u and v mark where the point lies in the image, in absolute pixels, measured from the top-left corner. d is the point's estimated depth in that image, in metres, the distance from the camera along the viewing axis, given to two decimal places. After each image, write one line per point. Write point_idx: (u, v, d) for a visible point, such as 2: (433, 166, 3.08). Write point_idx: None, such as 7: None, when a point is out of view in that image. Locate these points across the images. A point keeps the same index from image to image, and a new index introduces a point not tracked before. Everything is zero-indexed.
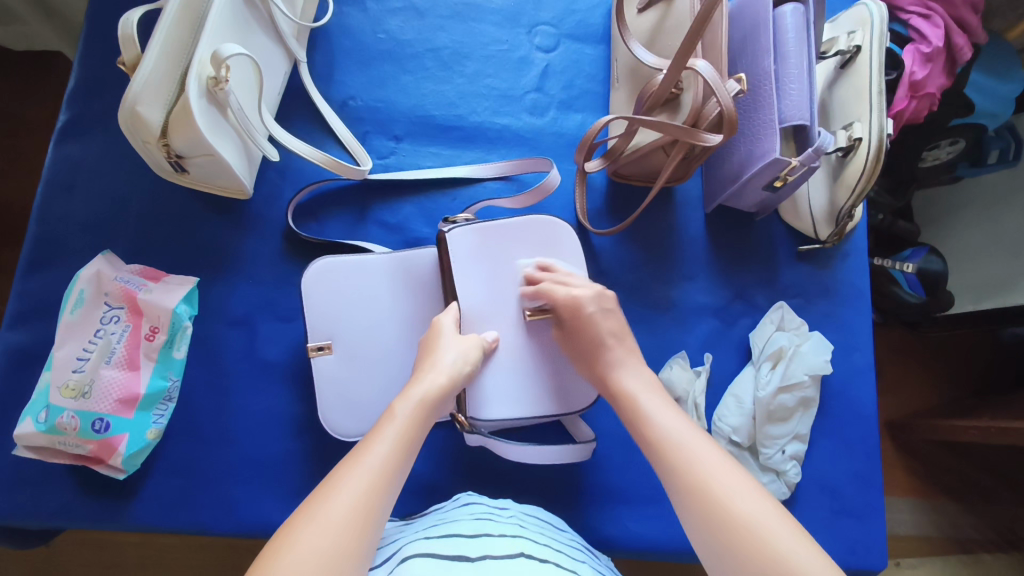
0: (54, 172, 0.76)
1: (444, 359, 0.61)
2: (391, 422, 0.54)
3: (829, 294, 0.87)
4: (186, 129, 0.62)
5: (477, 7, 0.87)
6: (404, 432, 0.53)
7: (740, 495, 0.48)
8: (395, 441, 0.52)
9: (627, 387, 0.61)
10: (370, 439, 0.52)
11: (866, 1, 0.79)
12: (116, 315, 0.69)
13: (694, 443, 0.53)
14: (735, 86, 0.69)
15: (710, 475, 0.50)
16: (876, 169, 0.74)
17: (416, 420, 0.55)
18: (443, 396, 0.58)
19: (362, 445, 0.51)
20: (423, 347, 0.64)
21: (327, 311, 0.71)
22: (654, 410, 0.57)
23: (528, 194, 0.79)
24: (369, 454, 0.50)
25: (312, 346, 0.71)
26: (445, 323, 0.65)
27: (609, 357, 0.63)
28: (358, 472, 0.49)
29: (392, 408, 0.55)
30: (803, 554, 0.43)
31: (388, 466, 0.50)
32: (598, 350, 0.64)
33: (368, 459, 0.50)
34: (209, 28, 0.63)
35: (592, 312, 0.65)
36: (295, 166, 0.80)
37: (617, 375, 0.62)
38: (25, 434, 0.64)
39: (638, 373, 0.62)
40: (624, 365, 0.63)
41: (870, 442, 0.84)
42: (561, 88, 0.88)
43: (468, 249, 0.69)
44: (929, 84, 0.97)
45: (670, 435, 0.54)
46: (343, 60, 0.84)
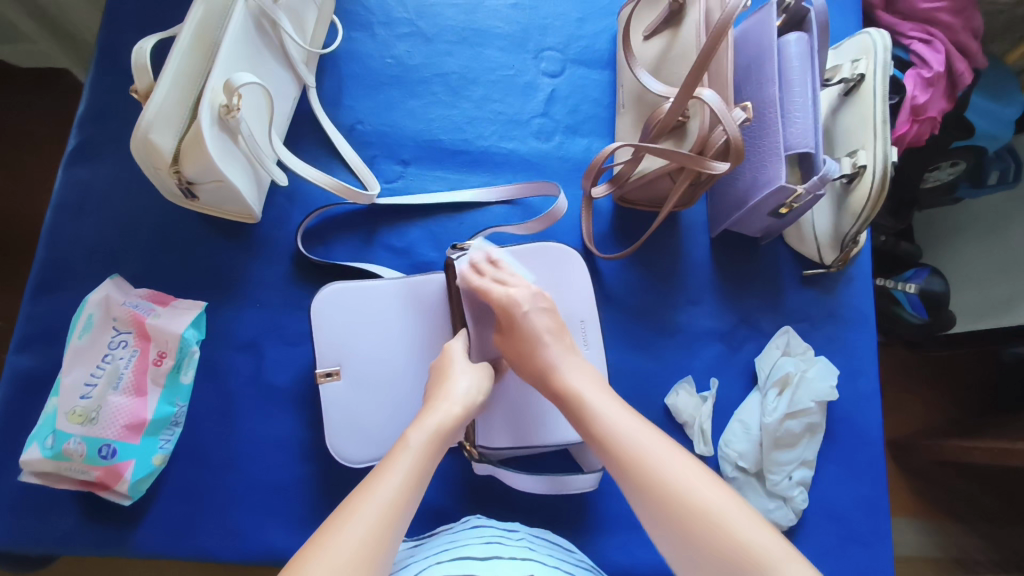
0: (64, 196, 0.76)
1: (458, 387, 0.61)
2: (405, 451, 0.54)
3: (834, 319, 0.88)
4: (198, 157, 0.63)
5: (484, 33, 0.88)
6: (419, 462, 0.53)
7: (685, 476, 0.50)
8: (407, 471, 0.52)
9: (572, 386, 0.60)
10: (383, 469, 0.52)
11: (868, 30, 0.80)
12: (124, 340, 0.69)
13: (636, 428, 0.55)
14: (742, 114, 0.70)
15: (655, 466, 0.51)
16: (881, 196, 0.75)
17: (430, 450, 0.55)
18: (456, 425, 0.58)
19: (376, 474, 0.51)
20: (435, 374, 0.64)
21: (337, 335, 0.72)
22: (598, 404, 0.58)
23: (537, 220, 0.80)
24: (384, 484, 0.50)
25: (321, 371, 0.71)
26: (455, 348, 0.66)
27: (548, 356, 0.62)
28: (367, 505, 0.48)
29: (407, 437, 0.55)
30: (750, 527, 0.46)
31: (403, 497, 0.50)
32: (536, 348, 0.62)
33: (382, 489, 0.50)
34: (222, 56, 0.64)
35: (527, 310, 0.64)
36: (304, 191, 0.81)
37: (560, 373, 0.61)
38: (32, 460, 0.64)
39: (578, 369, 0.61)
40: (564, 362, 0.62)
41: (878, 468, 0.84)
42: (567, 112, 0.88)
43: (478, 275, 0.69)
44: (931, 108, 0.98)
45: (618, 432, 0.54)
46: (352, 85, 0.85)
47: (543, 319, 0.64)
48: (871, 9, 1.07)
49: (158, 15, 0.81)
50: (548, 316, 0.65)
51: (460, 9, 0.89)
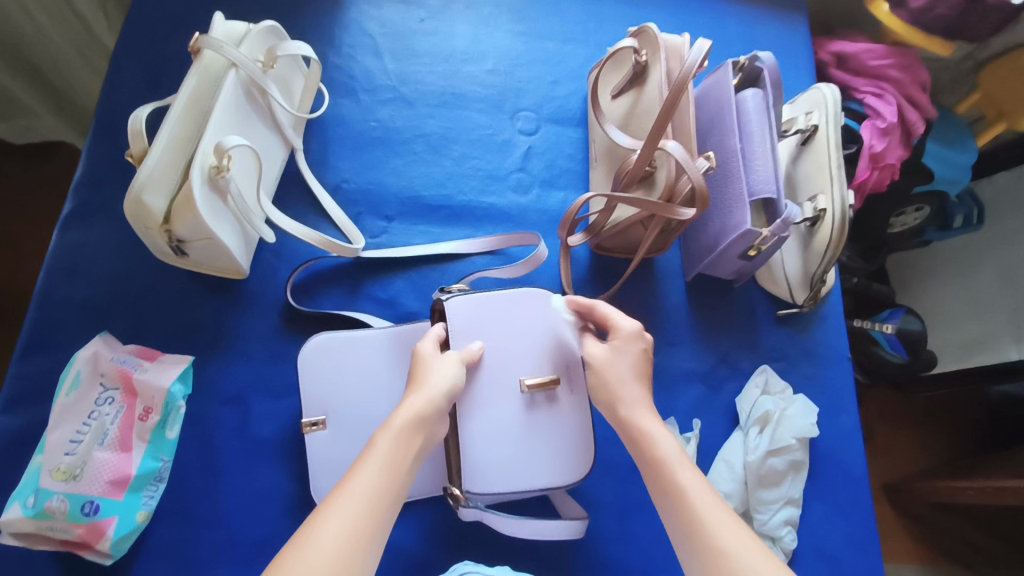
0: (56, 258, 0.78)
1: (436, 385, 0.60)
2: (374, 449, 0.54)
3: (810, 357, 0.90)
4: (188, 216, 0.66)
5: (462, 96, 0.94)
6: (390, 462, 0.53)
7: (680, 464, 0.57)
8: (380, 469, 0.52)
9: (648, 433, 0.60)
10: (354, 470, 0.52)
11: (820, 85, 0.86)
12: (111, 396, 0.70)
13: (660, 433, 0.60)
14: (705, 163, 0.75)
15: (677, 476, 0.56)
16: (842, 238, 0.79)
17: (398, 450, 0.54)
18: (431, 414, 0.58)
19: (345, 477, 0.51)
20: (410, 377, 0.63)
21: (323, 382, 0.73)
22: (635, 409, 0.62)
23: (521, 264, 0.83)
24: (354, 484, 0.51)
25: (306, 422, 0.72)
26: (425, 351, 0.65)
27: (624, 395, 0.63)
28: (345, 502, 0.49)
29: (374, 438, 0.55)
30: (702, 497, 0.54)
31: (374, 501, 0.50)
32: (617, 388, 0.63)
33: (352, 493, 0.50)
34: (214, 122, 0.68)
35: (609, 363, 0.65)
36: (291, 247, 0.83)
37: (633, 420, 0.61)
38: (12, 520, 0.63)
39: (650, 416, 0.61)
40: (637, 407, 0.62)
41: (864, 505, 0.84)
42: (543, 167, 0.93)
43: (466, 318, 0.70)
44: (889, 155, 1.04)
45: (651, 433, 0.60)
46: (337, 147, 0.89)
47: (624, 364, 0.64)
48: (824, 68, 1.17)
49: (158, 88, 0.87)
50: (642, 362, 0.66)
51: (439, 75, 0.95)
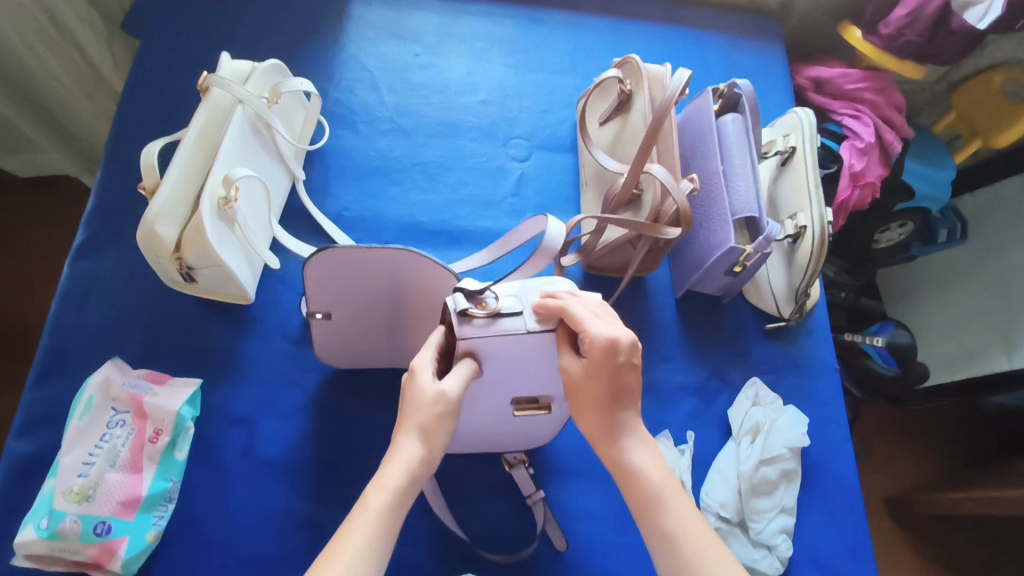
0: (69, 287, 0.81)
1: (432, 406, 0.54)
2: (363, 514, 0.50)
3: (798, 369, 0.93)
4: (198, 244, 0.69)
5: (457, 126, 0.99)
6: (379, 526, 0.49)
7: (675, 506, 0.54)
8: (370, 536, 0.49)
9: (637, 463, 0.55)
10: (340, 537, 0.49)
11: (796, 109, 0.90)
12: (122, 419, 0.72)
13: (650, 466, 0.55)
14: (689, 185, 0.79)
15: (668, 519, 0.53)
16: (822, 254, 0.83)
17: (390, 510, 0.50)
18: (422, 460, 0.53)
19: (331, 546, 0.48)
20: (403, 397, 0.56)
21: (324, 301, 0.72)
22: (635, 444, 0.56)
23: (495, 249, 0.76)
24: (341, 553, 0.48)
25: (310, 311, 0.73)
26: (419, 366, 0.57)
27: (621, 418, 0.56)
28: (328, 574, 0.46)
29: (364, 496, 0.51)
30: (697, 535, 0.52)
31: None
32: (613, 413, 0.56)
33: (334, 567, 0.47)
34: (222, 155, 0.72)
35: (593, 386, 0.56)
36: (295, 273, 0.87)
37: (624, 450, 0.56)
38: (25, 541, 0.64)
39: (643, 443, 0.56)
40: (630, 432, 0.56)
41: (857, 513, 0.86)
42: (536, 192, 0.97)
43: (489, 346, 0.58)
44: (868, 174, 1.07)
45: (647, 474, 0.55)
46: (338, 176, 0.93)
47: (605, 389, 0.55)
48: (804, 92, 1.22)
49: (167, 123, 0.91)
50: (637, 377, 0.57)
51: (435, 106, 0.99)
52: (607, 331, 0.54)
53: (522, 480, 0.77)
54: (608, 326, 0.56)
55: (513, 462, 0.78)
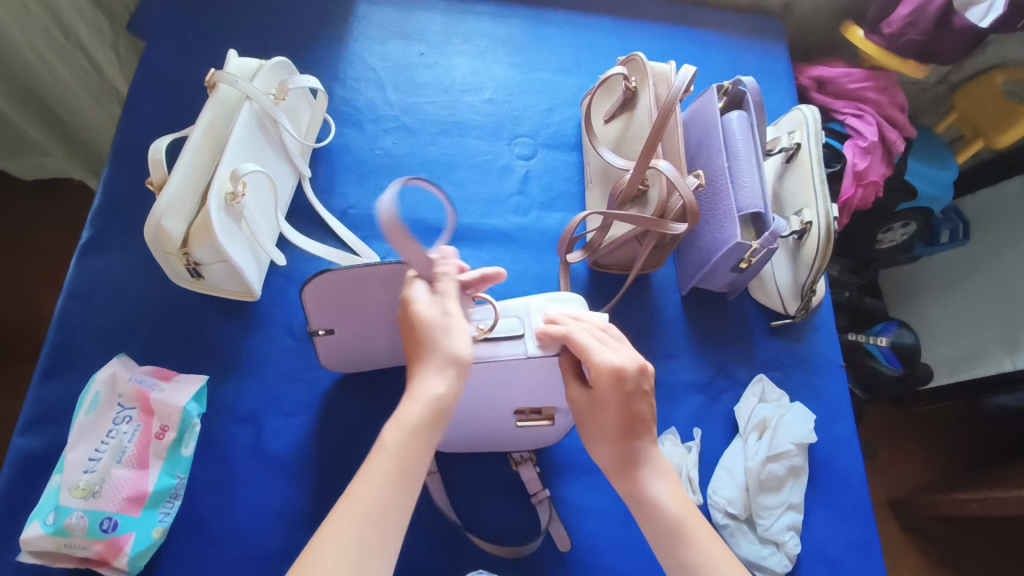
0: (75, 284, 0.80)
1: (463, 358, 0.55)
2: (382, 455, 0.50)
3: (804, 366, 0.93)
4: (206, 239, 0.69)
5: (462, 124, 0.99)
6: (403, 466, 0.50)
7: (701, 531, 0.57)
8: (391, 480, 0.49)
9: (654, 492, 0.58)
10: (358, 481, 0.49)
11: (800, 106, 0.91)
12: (128, 415, 0.71)
13: (670, 493, 0.59)
14: (695, 181, 0.79)
15: (689, 540, 0.56)
16: (828, 250, 0.83)
17: (412, 450, 0.50)
18: (443, 396, 0.53)
19: (349, 489, 0.48)
20: (426, 332, 0.54)
21: (324, 313, 0.72)
22: (652, 475, 0.59)
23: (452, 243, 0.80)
24: (360, 495, 0.48)
25: (312, 328, 0.74)
26: (450, 311, 0.56)
27: (637, 445, 0.60)
28: (348, 522, 0.46)
29: (384, 435, 0.51)
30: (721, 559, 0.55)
31: (381, 525, 0.47)
32: (627, 439, 0.60)
33: (355, 511, 0.47)
34: (229, 151, 0.72)
35: (604, 416, 0.59)
36: (301, 270, 0.87)
37: (641, 478, 0.59)
38: (32, 538, 0.64)
39: (658, 468, 0.60)
40: (647, 458, 0.60)
41: (864, 510, 0.86)
42: (541, 190, 0.98)
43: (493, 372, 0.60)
44: (871, 173, 1.08)
45: (665, 506, 0.58)
46: (343, 174, 0.93)
47: (613, 416, 0.59)
48: (807, 91, 1.22)
49: (174, 122, 0.91)
50: (648, 402, 0.59)
51: (440, 105, 0.99)
52: (612, 359, 0.57)
53: (528, 478, 0.77)
54: (614, 353, 0.58)
55: (519, 459, 0.78)
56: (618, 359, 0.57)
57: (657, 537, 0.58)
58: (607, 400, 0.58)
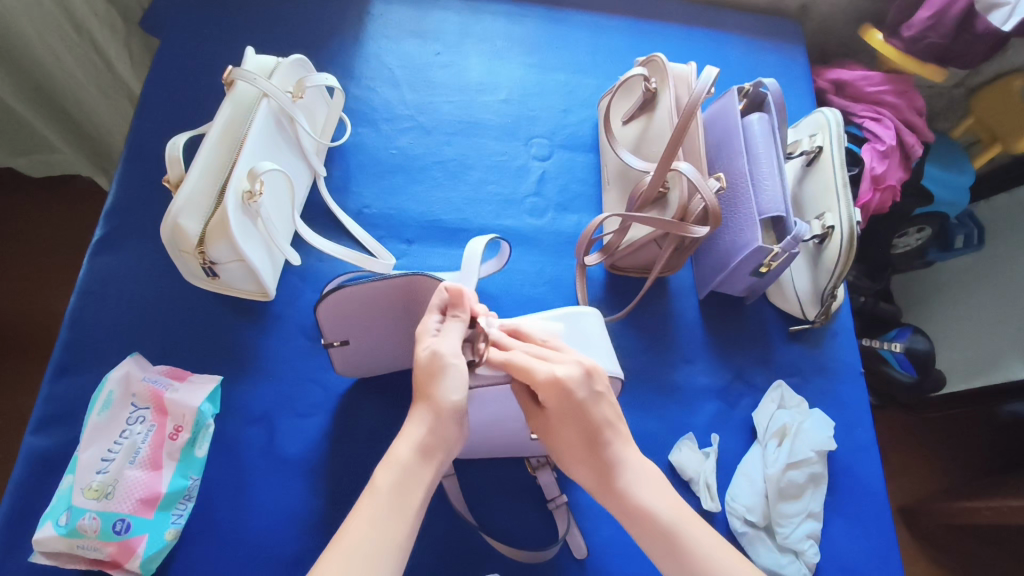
0: (88, 282, 0.80)
1: (450, 408, 0.56)
2: (372, 495, 0.53)
3: (823, 372, 0.92)
4: (222, 238, 0.68)
5: (478, 125, 0.98)
6: (394, 505, 0.53)
7: (698, 535, 0.55)
8: (382, 518, 0.52)
9: (642, 502, 0.57)
10: (351, 520, 0.51)
11: (822, 109, 0.89)
12: (142, 415, 0.71)
13: (658, 495, 0.58)
14: (717, 183, 0.78)
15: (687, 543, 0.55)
16: (850, 255, 0.81)
17: (400, 491, 0.53)
18: (433, 439, 0.56)
19: (343, 527, 0.51)
20: (424, 378, 0.58)
21: (344, 323, 0.72)
22: (635, 483, 0.58)
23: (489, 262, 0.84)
24: (354, 534, 0.50)
25: (328, 338, 0.74)
26: (447, 355, 0.57)
27: (609, 452, 0.59)
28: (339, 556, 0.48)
29: (374, 479, 0.54)
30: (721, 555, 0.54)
31: (377, 556, 0.49)
32: (596, 449, 0.60)
33: (349, 546, 0.49)
34: (247, 149, 0.71)
35: (564, 433, 0.60)
36: (316, 270, 0.86)
37: (626, 487, 0.58)
38: (45, 538, 0.63)
39: (639, 474, 0.59)
40: (625, 465, 0.59)
41: (884, 519, 0.85)
42: (557, 192, 0.97)
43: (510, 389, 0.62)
44: (889, 177, 1.06)
45: (656, 511, 0.56)
46: (358, 173, 0.92)
47: (570, 431, 0.60)
48: (824, 94, 1.21)
49: (189, 119, 0.90)
50: (609, 404, 0.60)
51: (456, 105, 0.99)
52: (550, 371, 0.58)
53: (546, 483, 0.76)
54: (553, 366, 0.59)
55: (536, 464, 0.77)
56: (557, 368, 0.59)
57: (655, 549, 0.56)
58: (561, 417, 0.59)
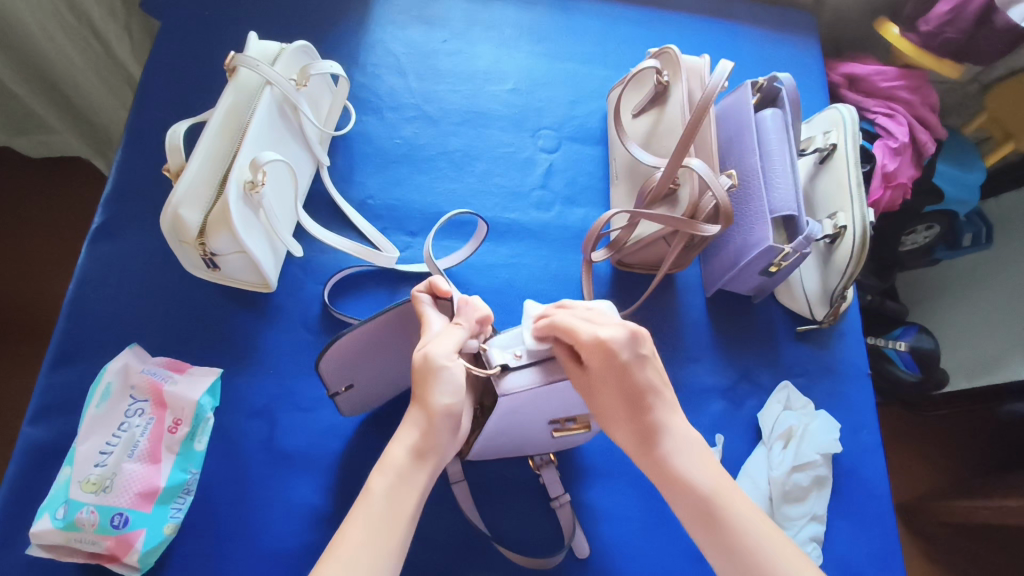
0: (87, 271, 0.78)
1: (439, 411, 0.56)
2: (368, 500, 0.53)
3: (829, 373, 0.91)
4: (223, 229, 0.67)
5: (485, 115, 0.96)
6: (389, 510, 0.52)
7: (745, 511, 0.55)
8: (375, 523, 0.51)
9: (680, 470, 0.57)
10: (346, 525, 0.51)
11: (837, 105, 0.88)
12: (141, 408, 0.70)
13: (701, 466, 0.57)
14: (728, 180, 0.76)
15: (728, 510, 0.54)
16: (862, 255, 0.80)
17: (395, 494, 0.53)
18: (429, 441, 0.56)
19: (339, 531, 0.51)
20: (416, 382, 0.57)
21: (346, 365, 0.70)
22: (676, 452, 0.57)
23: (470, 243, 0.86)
24: (347, 539, 0.50)
25: (333, 389, 0.72)
26: (437, 357, 0.57)
27: (655, 420, 0.58)
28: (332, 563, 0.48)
29: (369, 484, 0.54)
30: (751, 521, 0.54)
31: (376, 556, 0.49)
32: (639, 414, 0.58)
33: (345, 546, 0.49)
34: (249, 138, 0.69)
35: (607, 395, 0.59)
36: (318, 261, 0.85)
37: (670, 455, 0.57)
38: (42, 532, 0.62)
39: (688, 446, 0.58)
40: (671, 435, 0.58)
41: (888, 522, 0.84)
42: (565, 185, 0.95)
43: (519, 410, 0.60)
44: (900, 175, 1.04)
45: (694, 481, 0.56)
46: (362, 163, 0.90)
47: (610, 393, 0.58)
48: (836, 88, 1.18)
49: (190, 105, 0.88)
50: (654, 367, 0.59)
51: (462, 93, 0.97)
52: (598, 333, 0.57)
53: (550, 480, 0.75)
54: (601, 328, 0.58)
55: (540, 462, 0.76)
56: (614, 324, 0.59)
57: (696, 520, 0.55)
58: (613, 379, 0.58)
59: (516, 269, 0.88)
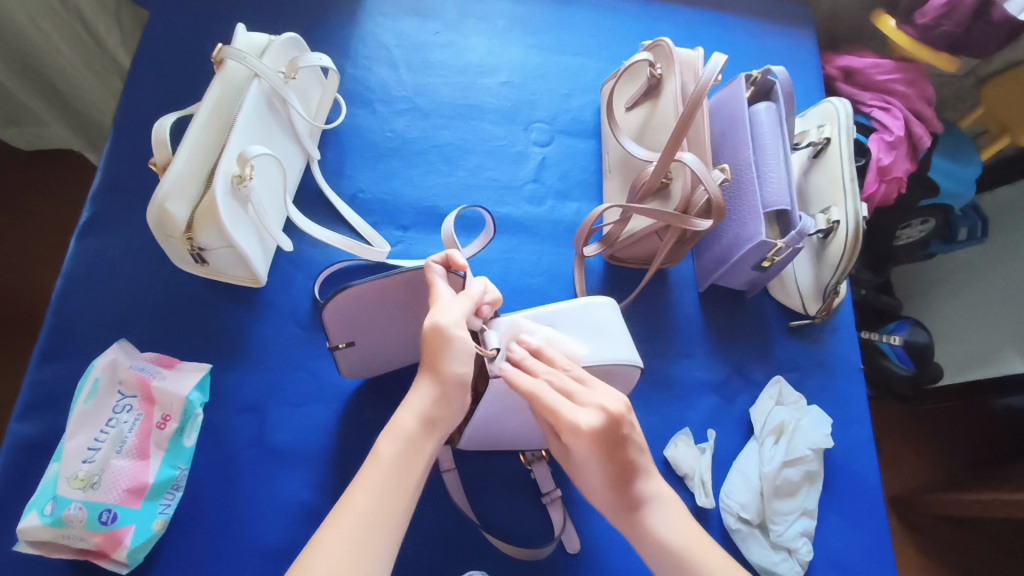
0: (74, 265, 0.78)
1: (453, 378, 0.56)
2: (375, 463, 0.52)
3: (822, 368, 0.91)
4: (211, 224, 0.66)
5: (477, 108, 0.95)
6: (395, 476, 0.52)
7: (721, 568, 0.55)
8: (382, 488, 0.51)
9: (659, 532, 0.57)
10: (354, 488, 0.51)
11: (832, 99, 0.87)
12: (129, 404, 0.69)
13: (676, 529, 0.57)
14: (721, 174, 0.75)
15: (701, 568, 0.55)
16: (855, 250, 0.80)
17: (403, 461, 0.53)
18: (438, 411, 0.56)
19: (346, 494, 0.50)
20: (427, 350, 0.57)
21: (349, 323, 0.70)
22: (654, 512, 0.58)
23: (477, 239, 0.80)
24: (357, 501, 0.50)
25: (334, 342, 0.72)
26: (448, 327, 0.57)
27: (638, 487, 0.58)
28: (341, 524, 0.48)
29: (375, 448, 0.54)
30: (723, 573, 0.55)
31: (381, 520, 0.49)
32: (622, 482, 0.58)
33: (355, 510, 0.49)
34: (237, 131, 0.69)
35: (586, 465, 0.59)
36: (308, 256, 0.84)
37: (645, 517, 0.58)
38: (29, 528, 0.61)
39: (664, 505, 0.59)
40: (650, 496, 0.59)
41: (878, 517, 0.84)
42: (558, 179, 0.94)
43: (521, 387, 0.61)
44: (896, 169, 1.04)
45: (667, 539, 0.57)
46: (353, 156, 0.90)
47: (592, 468, 0.58)
48: (832, 81, 1.17)
49: (179, 97, 0.88)
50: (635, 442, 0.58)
51: (455, 86, 0.96)
52: (575, 418, 0.55)
53: (541, 477, 0.75)
54: (580, 409, 0.56)
55: (531, 458, 0.77)
56: (593, 402, 0.57)
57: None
58: (590, 458, 0.57)
59: (507, 263, 0.88)
